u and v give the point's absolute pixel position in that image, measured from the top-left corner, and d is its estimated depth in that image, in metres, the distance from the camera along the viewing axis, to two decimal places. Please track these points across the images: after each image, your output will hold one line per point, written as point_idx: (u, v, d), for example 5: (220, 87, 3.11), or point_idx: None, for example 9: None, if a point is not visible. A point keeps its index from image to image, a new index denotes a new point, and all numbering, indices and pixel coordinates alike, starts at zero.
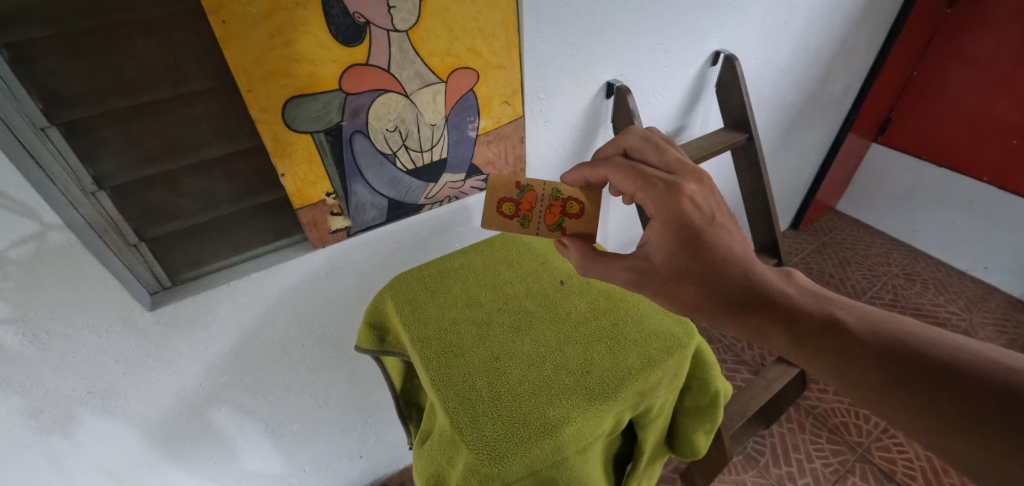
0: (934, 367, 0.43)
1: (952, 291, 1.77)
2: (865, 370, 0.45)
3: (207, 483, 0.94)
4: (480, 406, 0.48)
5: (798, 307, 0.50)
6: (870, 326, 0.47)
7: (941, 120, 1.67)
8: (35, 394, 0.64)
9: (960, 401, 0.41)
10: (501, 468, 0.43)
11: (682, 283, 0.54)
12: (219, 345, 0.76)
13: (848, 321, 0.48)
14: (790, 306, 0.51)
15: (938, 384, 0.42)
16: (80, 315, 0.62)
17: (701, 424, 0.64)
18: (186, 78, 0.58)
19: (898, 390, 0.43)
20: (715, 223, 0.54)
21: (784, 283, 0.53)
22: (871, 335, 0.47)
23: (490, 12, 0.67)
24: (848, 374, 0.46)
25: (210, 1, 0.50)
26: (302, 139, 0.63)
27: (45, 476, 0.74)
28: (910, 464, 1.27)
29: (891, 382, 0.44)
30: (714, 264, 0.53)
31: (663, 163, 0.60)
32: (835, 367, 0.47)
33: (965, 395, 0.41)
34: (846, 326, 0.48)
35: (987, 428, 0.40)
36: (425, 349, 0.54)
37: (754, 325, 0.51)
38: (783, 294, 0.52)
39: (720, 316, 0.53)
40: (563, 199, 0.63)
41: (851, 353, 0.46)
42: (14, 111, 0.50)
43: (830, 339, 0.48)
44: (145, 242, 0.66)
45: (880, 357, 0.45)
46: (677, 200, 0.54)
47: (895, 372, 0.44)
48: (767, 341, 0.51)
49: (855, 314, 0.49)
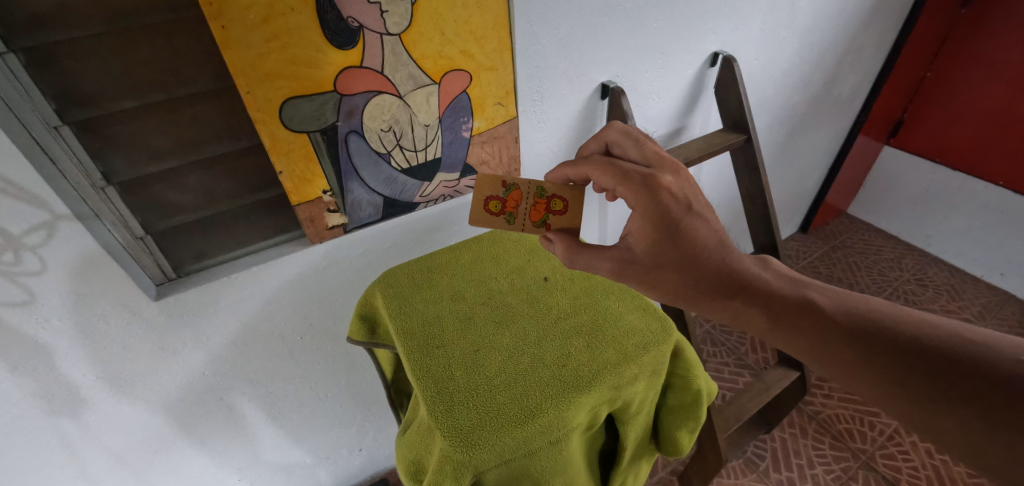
0: (903, 343, 0.45)
1: (967, 297, 1.73)
2: (838, 348, 0.47)
3: (211, 470, 0.98)
4: (457, 396, 0.49)
5: (773, 290, 0.53)
6: (842, 307, 0.49)
7: (956, 122, 1.64)
8: (47, 377, 0.68)
9: (930, 373, 0.42)
10: (473, 455, 0.45)
11: (665, 271, 0.55)
12: (221, 336, 0.80)
13: (821, 302, 0.50)
14: (765, 289, 0.53)
15: (907, 358, 0.44)
16: (89, 302, 0.65)
17: (684, 423, 0.65)
18: (189, 80, 0.61)
19: (870, 366, 0.45)
20: (692, 211, 0.56)
21: (759, 270, 0.55)
22: (843, 315, 0.48)
23: (482, 16, 0.69)
24: (823, 353, 0.48)
25: (210, 8, 0.52)
26: (299, 138, 0.66)
27: (56, 457, 0.78)
28: (916, 472, 1.25)
29: (863, 358, 0.45)
30: (693, 251, 0.55)
31: (642, 158, 0.62)
32: (810, 347, 0.49)
33: (936, 367, 0.42)
34: (819, 307, 0.50)
35: (955, 398, 0.41)
36: (408, 340, 0.56)
37: (732, 308, 0.53)
38: (759, 279, 0.54)
39: (699, 302, 0.55)
40: (547, 197, 0.64)
41: (825, 333, 0.48)
42: (30, 111, 0.54)
43: (803, 322, 0.50)
44: (151, 235, 0.69)
45: (852, 335, 0.47)
46: (654, 191, 0.56)
47: (866, 350, 0.46)
48: (746, 324, 0.53)
49: (828, 296, 0.51)
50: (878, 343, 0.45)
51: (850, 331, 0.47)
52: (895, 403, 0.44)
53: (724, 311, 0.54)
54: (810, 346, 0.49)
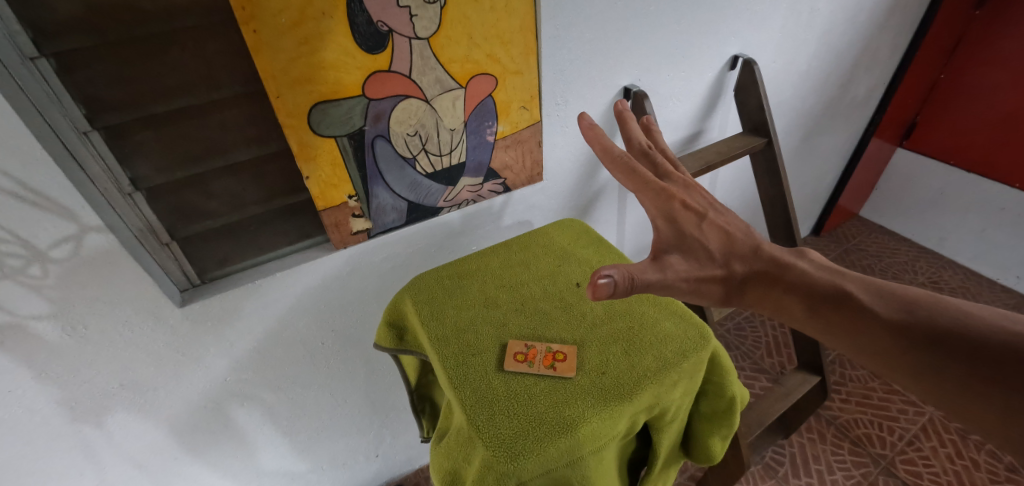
0: (943, 334, 0.43)
1: (983, 300, 1.71)
2: (877, 338, 0.45)
3: (227, 476, 0.97)
4: (497, 405, 0.49)
5: (810, 280, 0.51)
6: (885, 299, 0.47)
7: (972, 126, 1.62)
8: (71, 385, 0.68)
9: (971, 365, 0.41)
10: (518, 465, 0.44)
11: (683, 259, 0.52)
12: (244, 343, 0.79)
13: (858, 292, 0.48)
14: (801, 279, 0.51)
15: (948, 351, 0.42)
16: (115, 310, 0.65)
17: (716, 430, 0.64)
18: (218, 85, 0.61)
19: (908, 357, 0.43)
20: (705, 220, 0.55)
21: (797, 259, 0.53)
22: (885, 307, 0.47)
23: (509, 19, 0.68)
24: (859, 343, 0.46)
25: (242, 12, 0.52)
26: (326, 143, 0.66)
27: (76, 465, 0.77)
28: (937, 478, 1.23)
29: (901, 348, 0.44)
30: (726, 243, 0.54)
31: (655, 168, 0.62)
32: (846, 337, 0.47)
33: (987, 366, 0.40)
34: (855, 298, 0.48)
35: (998, 391, 0.39)
36: (442, 348, 0.55)
37: (766, 298, 0.52)
38: (794, 268, 0.52)
39: (737, 292, 0.53)
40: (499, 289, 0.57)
41: (863, 323, 0.46)
42: (61, 118, 0.54)
43: (841, 312, 0.48)
44: (176, 242, 0.69)
45: (891, 326, 0.45)
46: (670, 199, 0.55)
47: (904, 340, 0.44)
48: (782, 314, 0.52)
49: (866, 286, 0.49)
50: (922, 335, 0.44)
51: (891, 325, 0.45)
52: (935, 395, 0.42)
53: (764, 301, 0.52)
54: (852, 336, 0.47)
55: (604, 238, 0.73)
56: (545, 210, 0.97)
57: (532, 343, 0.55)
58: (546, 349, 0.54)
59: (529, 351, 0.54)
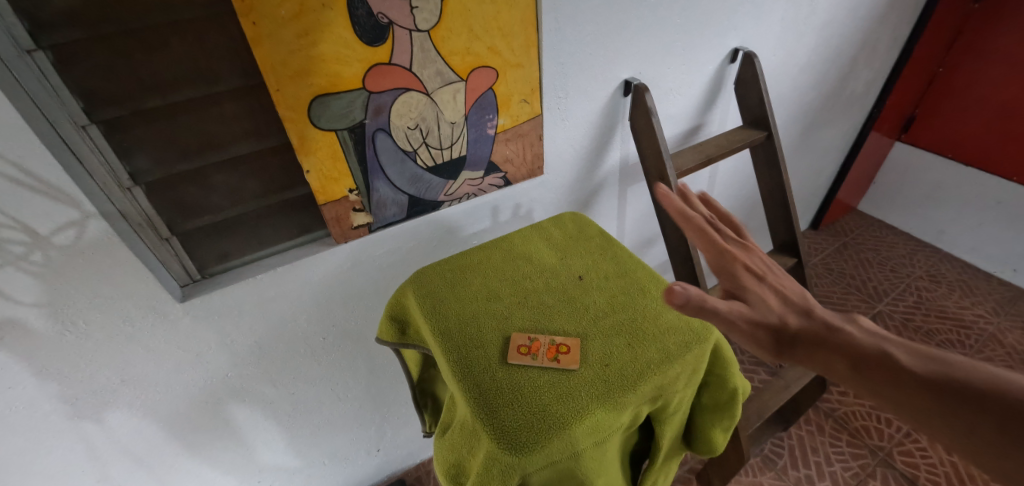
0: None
1: (980, 293, 1.71)
2: (937, 409, 0.37)
3: (229, 471, 0.97)
4: (501, 397, 0.49)
5: (853, 340, 0.43)
6: (948, 368, 0.39)
7: (971, 119, 1.62)
8: (71, 381, 0.68)
9: None
10: (522, 457, 0.44)
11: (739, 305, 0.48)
12: (245, 338, 0.79)
13: (909, 359, 0.40)
14: (843, 339, 0.44)
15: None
16: (115, 304, 0.64)
17: (718, 422, 0.64)
18: (218, 77, 0.61)
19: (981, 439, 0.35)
20: (761, 279, 0.50)
21: (846, 320, 0.46)
22: (947, 376, 0.38)
23: (510, 11, 0.68)
24: (917, 416, 0.38)
25: (242, 4, 0.51)
26: (327, 136, 0.65)
27: (78, 461, 0.77)
28: (934, 469, 1.24)
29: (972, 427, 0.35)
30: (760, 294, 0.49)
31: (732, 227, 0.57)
32: (898, 408, 0.39)
33: None
34: (903, 364, 0.40)
35: None
36: (445, 340, 0.55)
37: (803, 356, 0.45)
38: (840, 328, 0.45)
39: (774, 350, 0.46)
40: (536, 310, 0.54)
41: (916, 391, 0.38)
42: (58, 109, 0.53)
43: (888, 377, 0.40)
44: (176, 237, 0.68)
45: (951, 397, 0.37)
46: (726, 255, 0.51)
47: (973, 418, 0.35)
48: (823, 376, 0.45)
49: (917, 353, 0.41)
50: (1006, 413, 0.34)
51: (962, 396, 0.37)
52: None
53: (806, 362, 0.45)
54: (908, 406, 0.38)
55: (605, 231, 0.73)
56: (545, 205, 0.96)
57: (535, 335, 0.55)
58: (550, 342, 0.54)
59: (533, 344, 0.54)
